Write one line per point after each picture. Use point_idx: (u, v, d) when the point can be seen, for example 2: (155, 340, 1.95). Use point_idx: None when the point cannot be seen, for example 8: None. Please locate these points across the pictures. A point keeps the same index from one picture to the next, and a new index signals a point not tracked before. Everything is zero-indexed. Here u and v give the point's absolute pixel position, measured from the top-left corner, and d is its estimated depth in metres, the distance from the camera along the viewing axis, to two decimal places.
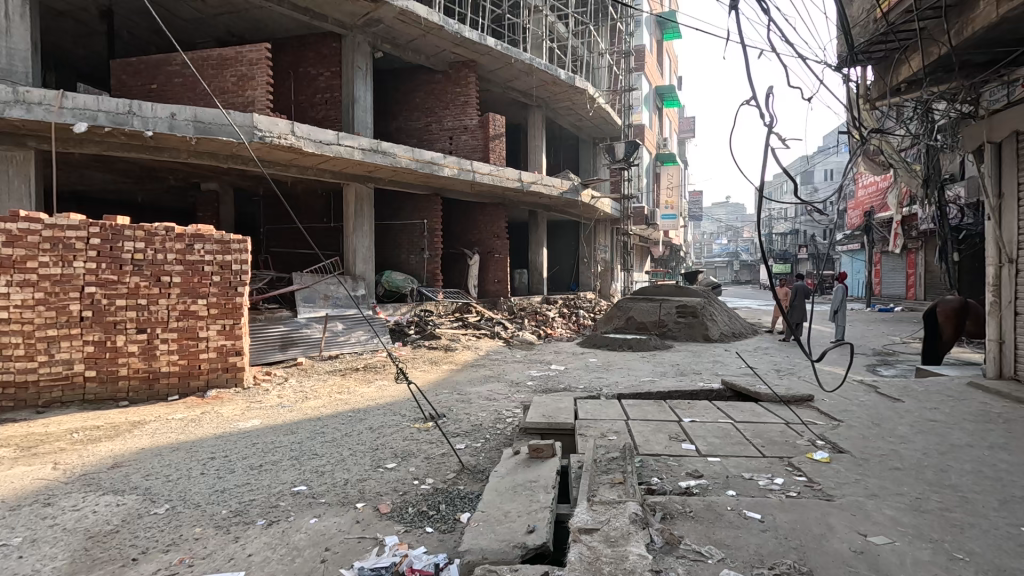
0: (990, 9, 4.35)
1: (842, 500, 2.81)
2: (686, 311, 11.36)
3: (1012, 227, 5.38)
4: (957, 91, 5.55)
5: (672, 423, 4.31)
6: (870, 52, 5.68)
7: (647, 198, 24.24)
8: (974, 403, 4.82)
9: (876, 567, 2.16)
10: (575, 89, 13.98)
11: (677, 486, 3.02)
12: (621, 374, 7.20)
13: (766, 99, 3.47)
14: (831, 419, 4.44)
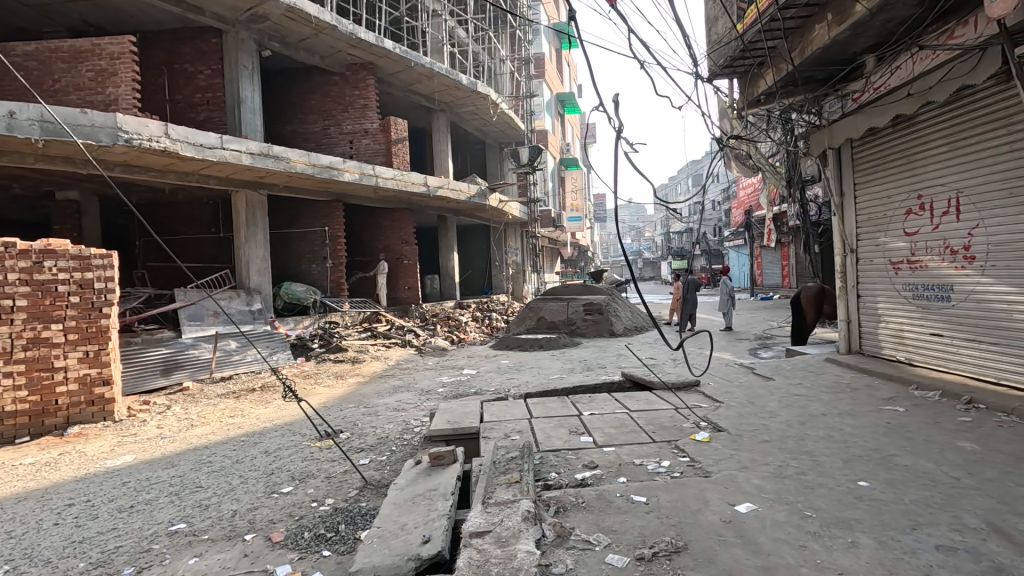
0: (823, 32, 5.04)
1: (718, 475, 3.07)
2: (592, 308, 11.83)
3: (852, 222, 6.22)
4: (805, 103, 6.34)
5: (573, 418, 4.47)
6: (733, 66, 6.34)
7: (554, 201, 24.97)
8: (830, 376, 5.51)
9: (741, 533, 2.37)
10: (478, 95, 14.10)
11: (572, 478, 3.13)
12: (530, 374, 7.33)
13: (614, 108, 4.04)
14: (714, 401, 4.85)
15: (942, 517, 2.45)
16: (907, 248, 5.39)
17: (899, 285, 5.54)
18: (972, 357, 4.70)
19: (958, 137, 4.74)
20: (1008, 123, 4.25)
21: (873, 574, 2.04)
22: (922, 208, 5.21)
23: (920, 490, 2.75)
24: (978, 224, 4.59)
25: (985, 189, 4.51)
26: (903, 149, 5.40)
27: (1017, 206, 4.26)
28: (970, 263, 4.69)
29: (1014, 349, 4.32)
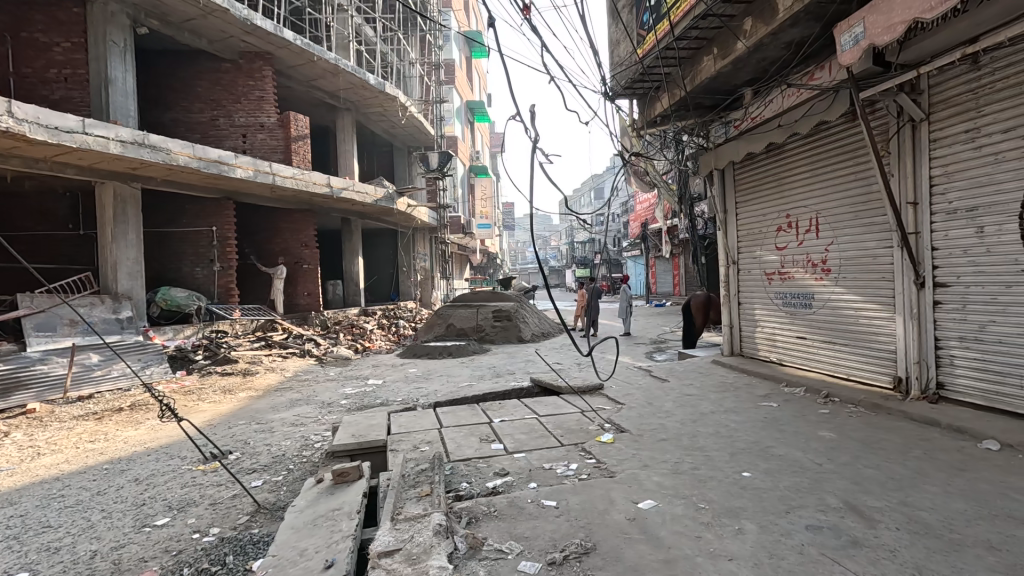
0: (711, 63, 5.60)
1: (621, 474, 3.22)
2: (501, 315, 12.01)
3: (734, 237, 6.90)
4: (695, 127, 6.95)
5: (484, 425, 4.45)
6: (633, 88, 6.80)
7: (463, 207, 24.98)
8: (716, 377, 6.05)
9: (645, 529, 2.49)
10: (386, 96, 13.70)
11: (484, 487, 3.11)
12: (440, 382, 7.20)
13: (531, 117, 4.01)
14: (616, 403, 5.10)
15: (811, 499, 2.77)
16: (779, 261, 6.08)
17: (772, 294, 6.22)
18: (829, 357, 5.38)
19: (817, 166, 5.43)
20: (855, 155, 4.93)
21: (757, 556, 2.25)
22: (789, 226, 5.92)
23: (792, 476, 3.09)
24: (833, 241, 5.29)
25: (838, 212, 5.20)
26: (775, 173, 6.10)
27: (861, 227, 4.96)
28: (827, 275, 5.38)
29: (859, 350, 5.02)
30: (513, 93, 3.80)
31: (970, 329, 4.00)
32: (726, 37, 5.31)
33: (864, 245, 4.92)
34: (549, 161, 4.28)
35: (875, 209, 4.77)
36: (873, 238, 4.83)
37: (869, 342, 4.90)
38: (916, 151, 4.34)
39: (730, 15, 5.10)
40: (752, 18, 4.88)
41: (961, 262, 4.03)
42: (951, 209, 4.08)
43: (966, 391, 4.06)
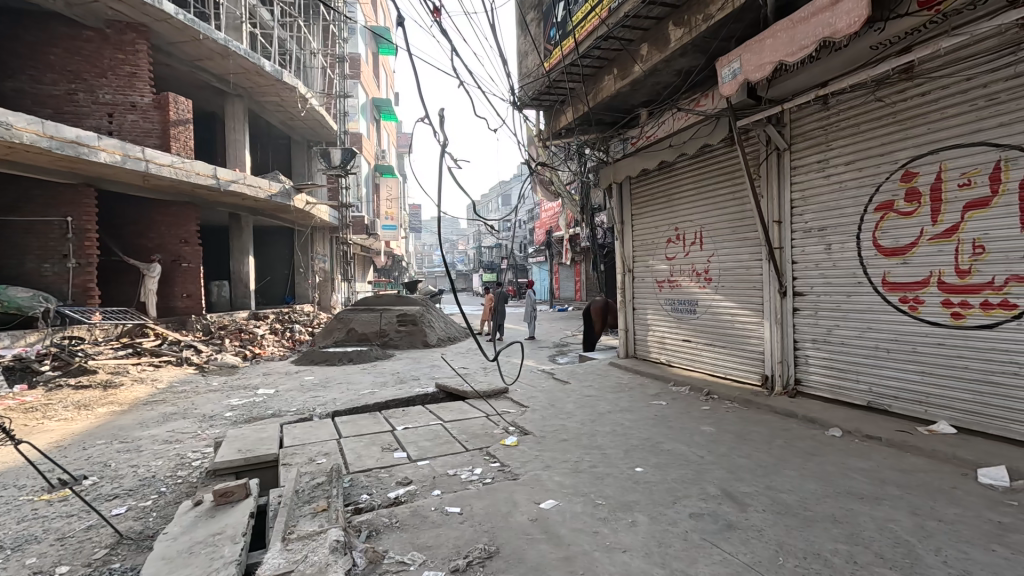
0: (611, 83, 5.95)
1: (524, 476, 3.29)
2: (406, 319, 11.71)
3: (630, 246, 7.37)
4: (596, 141, 7.33)
5: (386, 433, 4.31)
6: (540, 99, 7.02)
7: (367, 207, 24.07)
8: (613, 378, 6.41)
9: (546, 529, 2.56)
10: (283, 85, 12.81)
11: (385, 498, 3.00)
12: (339, 390, 6.84)
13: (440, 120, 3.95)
14: (520, 406, 5.20)
15: (694, 489, 3.03)
16: (668, 270, 6.59)
17: (662, 300, 6.73)
18: (710, 358, 5.94)
19: (702, 184, 5.98)
20: (733, 177, 5.50)
21: (647, 545, 2.41)
22: (677, 239, 6.44)
23: (678, 469, 3.36)
24: (714, 253, 5.85)
25: (718, 227, 5.76)
26: (666, 189, 6.62)
27: (736, 241, 5.54)
28: (708, 284, 5.93)
29: (734, 352, 5.60)
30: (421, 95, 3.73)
31: (820, 331, 4.63)
32: (625, 60, 5.68)
33: (739, 257, 5.50)
34: (456, 167, 4.29)
35: (748, 225, 5.36)
36: (746, 252, 5.40)
37: (742, 344, 5.48)
38: (781, 176, 4.94)
39: (629, 40, 5.46)
40: (647, 44, 5.27)
41: (814, 274, 4.65)
42: (807, 228, 4.70)
43: (817, 386, 4.69)
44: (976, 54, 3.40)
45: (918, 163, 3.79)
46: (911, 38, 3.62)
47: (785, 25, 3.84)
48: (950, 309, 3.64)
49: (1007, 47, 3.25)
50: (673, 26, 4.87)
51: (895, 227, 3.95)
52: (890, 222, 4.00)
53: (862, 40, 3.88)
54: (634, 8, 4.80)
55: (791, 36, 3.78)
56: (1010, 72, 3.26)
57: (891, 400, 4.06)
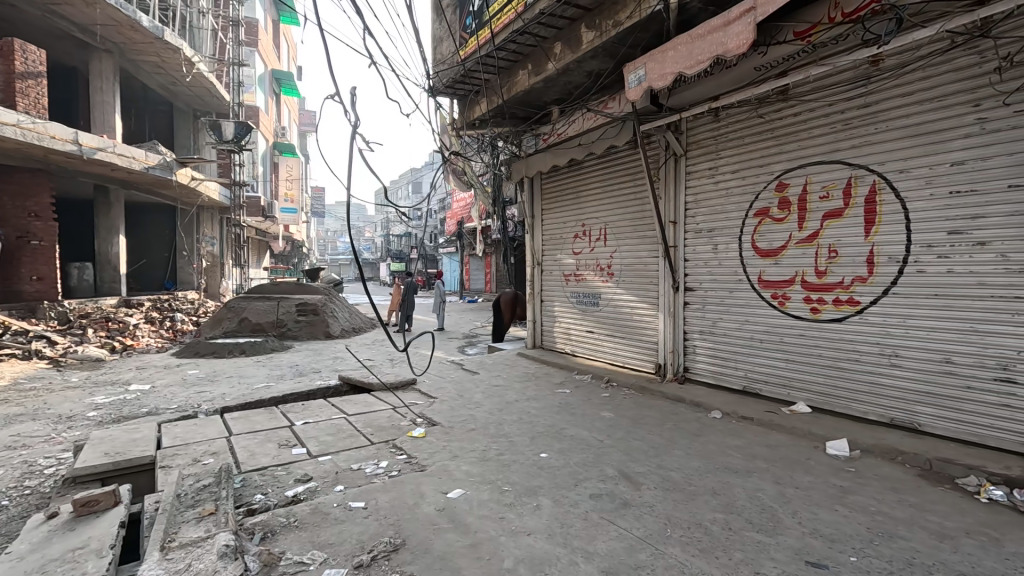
0: (525, 78, 6.04)
1: (432, 467, 3.27)
2: (307, 309, 11.06)
3: (539, 240, 7.57)
4: (509, 135, 7.40)
5: (283, 429, 4.05)
6: (454, 88, 6.94)
7: (264, 187, 22.31)
8: (520, 368, 6.57)
9: (453, 518, 2.57)
10: (165, 44, 11.41)
11: (282, 497, 2.83)
12: (229, 384, 6.30)
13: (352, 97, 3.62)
14: (429, 397, 5.15)
15: (594, 471, 3.20)
16: (575, 264, 6.87)
17: (569, 293, 6.99)
18: (610, 348, 6.30)
19: (607, 183, 6.28)
20: (635, 178, 5.85)
21: (550, 527, 2.51)
22: (584, 234, 6.73)
23: (580, 453, 3.53)
24: (616, 250, 6.18)
25: (621, 225, 6.10)
26: (574, 186, 6.88)
27: (637, 239, 5.91)
28: (611, 278, 6.27)
29: (631, 342, 5.99)
30: (332, 69, 3.39)
31: (707, 323, 5.09)
32: (539, 56, 5.79)
33: (638, 253, 5.88)
34: (370, 150, 3.99)
35: (647, 224, 5.74)
36: (645, 249, 5.78)
37: (639, 335, 5.87)
38: (677, 180, 5.33)
39: (543, 37, 5.56)
40: (561, 43, 5.41)
41: (702, 272, 5.10)
42: (698, 229, 5.13)
43: (703, 373, 5.16)
44: (837, 83, 3.90)
45: (790, 175, 4.28)
46: (787, 63, 4.06)
47: (685, 39, 4.13)
48: (811, 304, 4.17)
49: (860, 80, 3.77)
50: (585, 28, 5.05)
51: (770, 231, 4.44)
52: (766, 227, 4.48)
53: (748, 61, 4.28)
54: (549, 6, 4.91)
55: (690, 50, 4.08)
56: (863, 101, 3.78)
57: (761, 384, 4.59)
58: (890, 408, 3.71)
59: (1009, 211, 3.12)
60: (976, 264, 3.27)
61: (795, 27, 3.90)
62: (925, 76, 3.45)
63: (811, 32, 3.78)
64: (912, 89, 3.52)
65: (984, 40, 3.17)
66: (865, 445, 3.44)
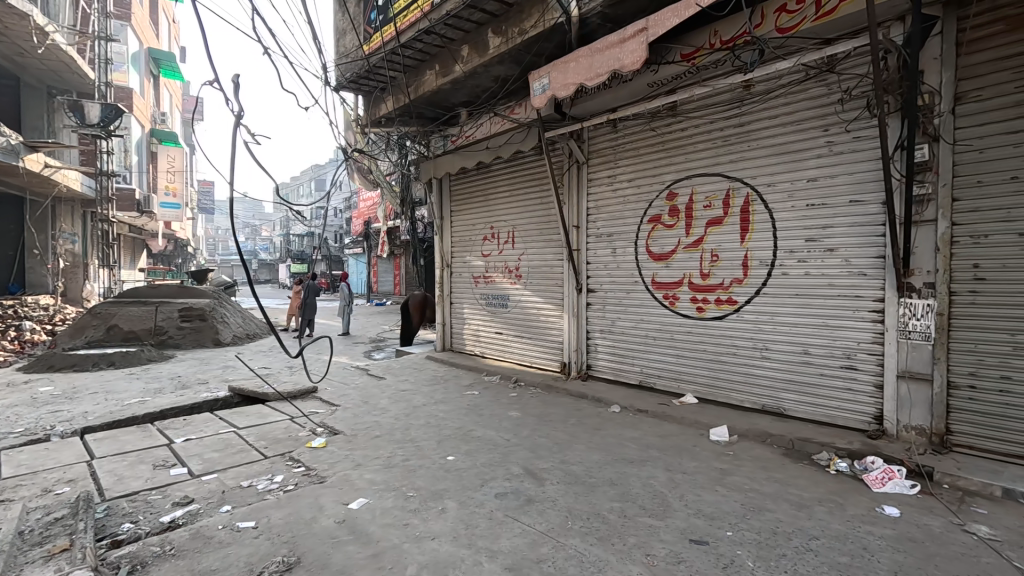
0: (432, 78, 5.99)
1: (332, 478, 3.12)
2: (192, 314, 10.05)
3: (448, 241, 7.54)
4: (416, 134, 7.28)
5: (160, 448, 3.64)
6: (358, 83, 6.71)
7: (140, 179, 19.93)
8: (429, 371, 6.48)
9: (354, 529, 2.48)
10: (8, 8, 9.79)
11: (157, 523, 2.54)
12: (92, 401, 5.54)
13: (234, 87, 3.32)
14: (330, 405, 4.91)
15: (500, 471, 3.24)
16: (483, 266, 6.92)
17: (477, 295, 7.03)
18: (518, 348, 6.43)
19: (515, 187, 6.40)
20: (541, 183, 6.03)
21: (455, 530, 2.50)
22: (492, 237, 6.80)
23: (487, 453, 3.56)
24: (524, 252, 6.32)
25: (528, 229, 6.26)
26: (482, 189, 6.93)
27: (543, 242, 6.08)
28: (518, 280, 6.40)
29: (538, 342, 6.16)
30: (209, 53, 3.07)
31: (607, 323, 5.36)
32: (446, 57, 5.77)
33: (544, 256, 6.06)
34: (256, 143, 3.66)
35: (552, 228, 5.93)
36: (550, 252, 5.97)
37: (545, 335, 6.05)
38: (580, 187, 5.58)
39: (450, 39, 5.56)
40: (468, 46, 5.43)
41: (602, 274, 5.38)
42: (599, 234, 5.40)
43: (604, 370, 5.44)
44: (717, 103, 4.32)
45: (678, 185, 4.65)
46: (675, 82, 4.41)
47: (585, 52, 4.33)
48: (696, 303, 4.56)
49: (735, 101, 4.20)
50: (491, 34, 5.11)
51: (662, 237, 4.79)
52: (658, 233, 4.83)
53: (642, 77, 4.60)
54: (455, 8, 4.92)
55: (589, 63, 4.28)
56: (738, 121, 4.21)
57: (656, 378, 4.93)
58: (761, 395, 4.16)
59: (850, 224, 3.65)
60: (826, 268, 3.77)
61: (682, 50, 4.25)
62: (786, 103, 3.92)
63: (694, 55, 4.15)
64: (776, 113, 3.98)
65: (831, 74, 3.67)
66: (741, 430, 3.83)
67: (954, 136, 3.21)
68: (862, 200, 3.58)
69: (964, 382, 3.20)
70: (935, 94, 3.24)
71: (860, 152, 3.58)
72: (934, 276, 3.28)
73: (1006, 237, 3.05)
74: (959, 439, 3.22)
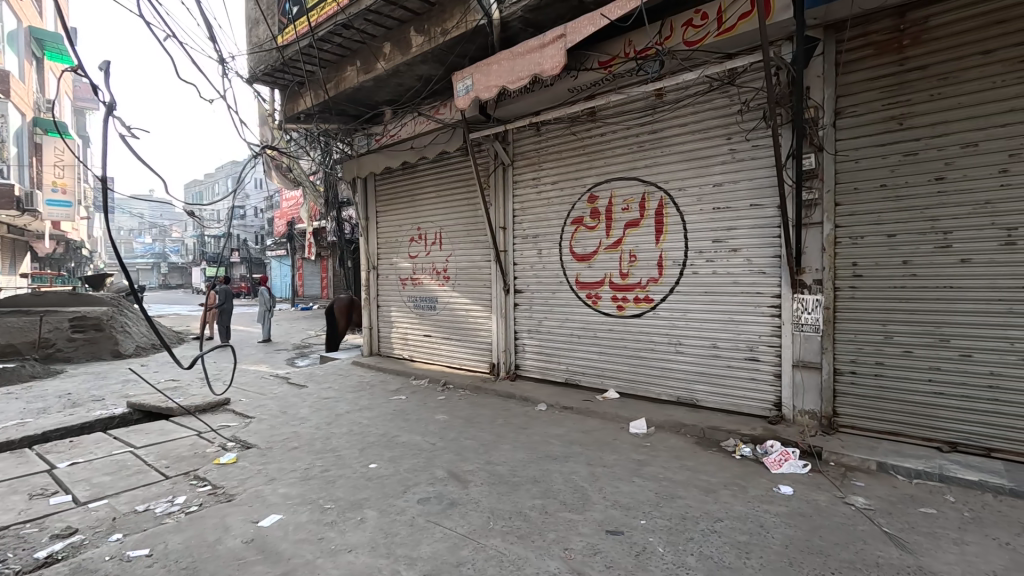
0: (353, 75, 5.80)
1: (242, 495, 2.93)
2: (85, 323, 8.97)
3: (374, 243, 7.34)
4: (337, 132, 7.03)
5: (38, 475, 3.26)
6: (273, 77, 6.37)
7: (21, 174, 17.75)
8: (354, 377, 6.28)
9: (264, 547, 2.34)
10: None
11: (30, 560, 2.26)
12: None
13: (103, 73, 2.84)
14: (244, 417, 4.62)
15: (423, 476, 3.19)
16: (411, 268, 6.80)
17: (405, 297, 6.90)
18: (447, 351, 6.37)
19: (441, 188, 6.34)
20: (467, 184, 6.02)
21: (374, 539, 2.43)
22: (419, 238, 6.70)
23: (411, 459, 3.50)
24: (451, 254, 6.28)
25: (455, 230, 6.22)
26: (408, 190, 6.81)
27: (470, 244, 6.07)
28: (446, 282, 6.35)
29: (466, 344, 6.14)
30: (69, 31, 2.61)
31: (534, 323, 5.45)
32: (368, 54, 5.61)
33: (471, 257, 6.05)
34: (134, 138, 3.17)
35: (479, 229, 5.94)
36: (478, 253, 5.97)
37: (473, 337, 6.04)
38: (506, 189, 5.62)
39: (371, 35, 5.41)
40: (390, 43, 5.31)
41: (529, 275, 5.46)
42: (524, 235, 5.47)
43: (531, 369, 5.53)
44: (632, 110, 4.51)
45: (599, 189, 4.82)
46: (593, 88, 4.58)
47: (507, 55, 4.36)
48: (617, 302, 4.73)
49: (649, 109, 4.41)
50: (413, 32, 5.04)
51: (584, 238, 4.94)
52: (581, 234, 4.97)
53: (562, 82, 4.72)
54: (375, 4, 4.79)
55: (511, 67, 4.32)
56: (652, 127, 4.42)
57: (580, 375, 5.07)
58: (676, 388, 4.40)
59: (750, 226, 3.94)
60: (731, 267, 4.05)
61: (599, 57, 4.43)
62: (694, 112, 4.16)
63: (611, 63, 4.33)
64: (685, 121, 4.22)
65: (732, 87, 3.95)
66: (658, 422, 4.03)
67: (835, 147, 3.56)
68: (760, 204, 3.88)
69: (847, 368, 3.55)
70: (819, 108, 3.57)
71: (759, 159, 3.87)
72: (822, 273, 3.61)
73: (878, 238, 3.42)
74: (843, 421, 3.58)
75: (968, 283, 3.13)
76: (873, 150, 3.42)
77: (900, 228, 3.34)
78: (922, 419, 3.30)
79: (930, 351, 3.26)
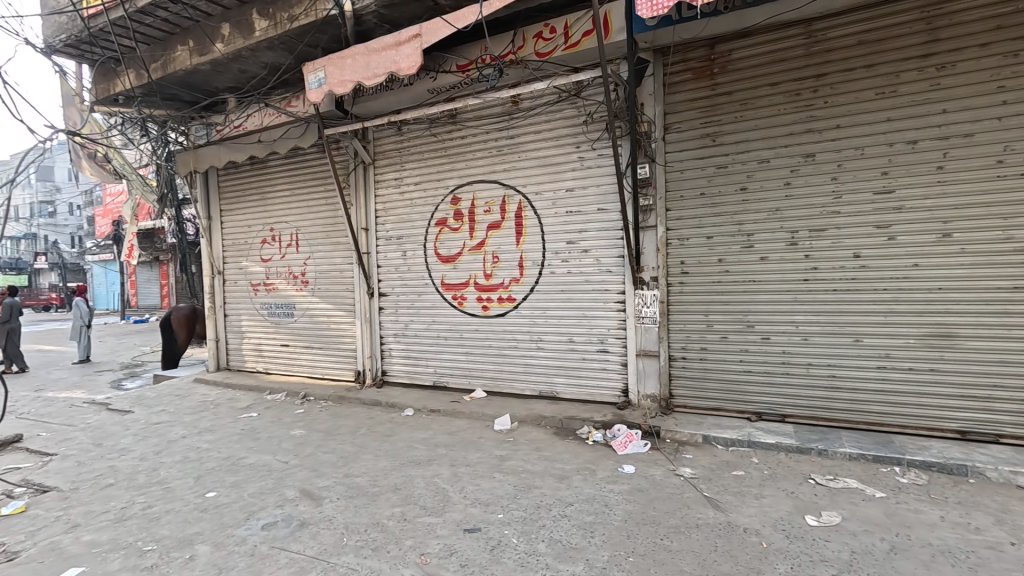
0: (185, 56, 5.13)
1: (30, 550, 2.42)
2: None
3: (219, 245, 6.59)
4: (169, 119, 6.17)
5: None
6: (81, 49, 5.40)
7: None
8: (195, 396, 5.57)
9: None
10: None
11: None
12: None
13: None
14: (42, 456, 3.84)
15: (271, 499, 2.93)
16: (263, 272, 6.23)
17: (257, 304, 6.30)
18: (307, 360, 5.94)
19: (296, 186, 5.90)
20: (324, 182, 5.67)
21: None
22: (272, 239, 6.15)
23: (257, 481, 3.19)
24: (309, 256, 5.88)
25: (313, 231, 5.83)
26: (258, 186, 6.22)
27: (329, 245, 5.74)
28: (304, 287, 5.92)
29: (328, 352, 5.78)
30: None
31: (400, 326, 5.31)
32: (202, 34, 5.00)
33: (331, 260, 5.72)
34: None
35: (339, 230, 5.63)
36: (338, 255, 5.66)
37: (336, 344, 5.71)
38: (367, 188, 5.41)
39: (205, 14, 4.84)
40: (229, 25, 4.80)
41: (393, 277, 5.31)
42: (388, 236, 5.31)
43: (398, 374, 5.38)
44: (490, 114, 4.62)
45: (461, 191, 4.85)
46: (453, 91, 4.60)
47: (361, 51, 4.19)
48: (481, 303, 4.81)
49: (506, 115, 4.55)
50: (256, 15, 4.61)
51: (449, 240, 4.94)
52: (445, 236, 4.96)
53: (422, 82, 4.67)
54: None
55: (366, 63, 4.16)
56: (509, 133, 4.57)
57: (448, 377, 5.06)
58: (538, 383, 4.60)
59: (599, 229, 4.27)
60: (583, 267, 4.35)
61: (457, 60, 4.45)
62: (546, 120, 4.39)
63: (468, 67, 4.39)
64: (539, 128, 4.43)
65: (579, 99, 4.24)
66: (521, 417, 4.17)
67: (665, 159, 4.00)
68: (606, 208, 4.22)
69: (679, 355, 4.02)
70: (651, 123, 3.99)
71: (603, 167, 4.21)
72: (657, 271, 4.05)
73: (699, 239, 3.91)
74: (677, 401, 4.04)
75: (765, 277, 3.72)
76: (694, 162, 3.91)
77: (716, 231, 3.86)
78: (736, 394, 3.86)
79: (740, 336, 3.82)
